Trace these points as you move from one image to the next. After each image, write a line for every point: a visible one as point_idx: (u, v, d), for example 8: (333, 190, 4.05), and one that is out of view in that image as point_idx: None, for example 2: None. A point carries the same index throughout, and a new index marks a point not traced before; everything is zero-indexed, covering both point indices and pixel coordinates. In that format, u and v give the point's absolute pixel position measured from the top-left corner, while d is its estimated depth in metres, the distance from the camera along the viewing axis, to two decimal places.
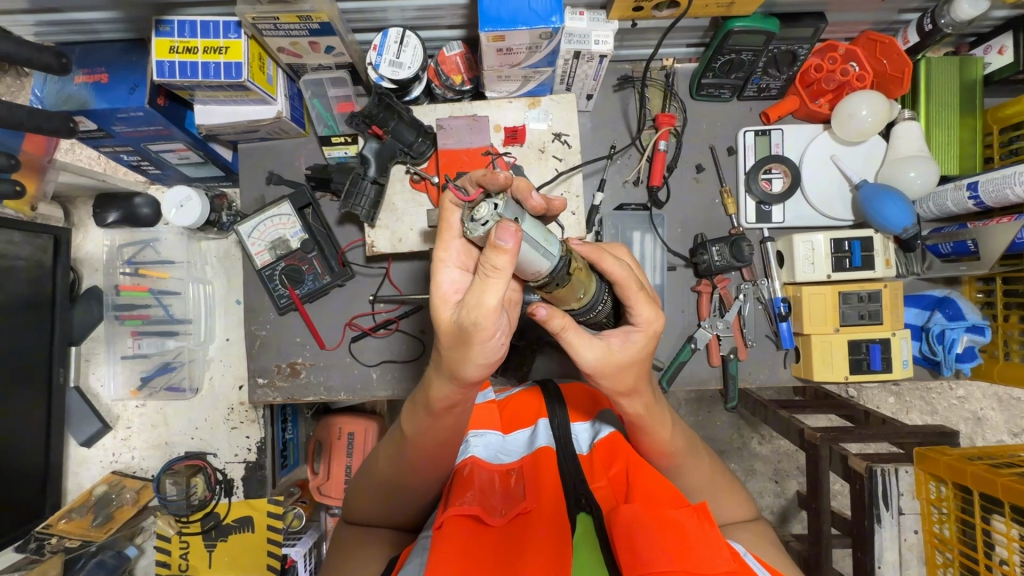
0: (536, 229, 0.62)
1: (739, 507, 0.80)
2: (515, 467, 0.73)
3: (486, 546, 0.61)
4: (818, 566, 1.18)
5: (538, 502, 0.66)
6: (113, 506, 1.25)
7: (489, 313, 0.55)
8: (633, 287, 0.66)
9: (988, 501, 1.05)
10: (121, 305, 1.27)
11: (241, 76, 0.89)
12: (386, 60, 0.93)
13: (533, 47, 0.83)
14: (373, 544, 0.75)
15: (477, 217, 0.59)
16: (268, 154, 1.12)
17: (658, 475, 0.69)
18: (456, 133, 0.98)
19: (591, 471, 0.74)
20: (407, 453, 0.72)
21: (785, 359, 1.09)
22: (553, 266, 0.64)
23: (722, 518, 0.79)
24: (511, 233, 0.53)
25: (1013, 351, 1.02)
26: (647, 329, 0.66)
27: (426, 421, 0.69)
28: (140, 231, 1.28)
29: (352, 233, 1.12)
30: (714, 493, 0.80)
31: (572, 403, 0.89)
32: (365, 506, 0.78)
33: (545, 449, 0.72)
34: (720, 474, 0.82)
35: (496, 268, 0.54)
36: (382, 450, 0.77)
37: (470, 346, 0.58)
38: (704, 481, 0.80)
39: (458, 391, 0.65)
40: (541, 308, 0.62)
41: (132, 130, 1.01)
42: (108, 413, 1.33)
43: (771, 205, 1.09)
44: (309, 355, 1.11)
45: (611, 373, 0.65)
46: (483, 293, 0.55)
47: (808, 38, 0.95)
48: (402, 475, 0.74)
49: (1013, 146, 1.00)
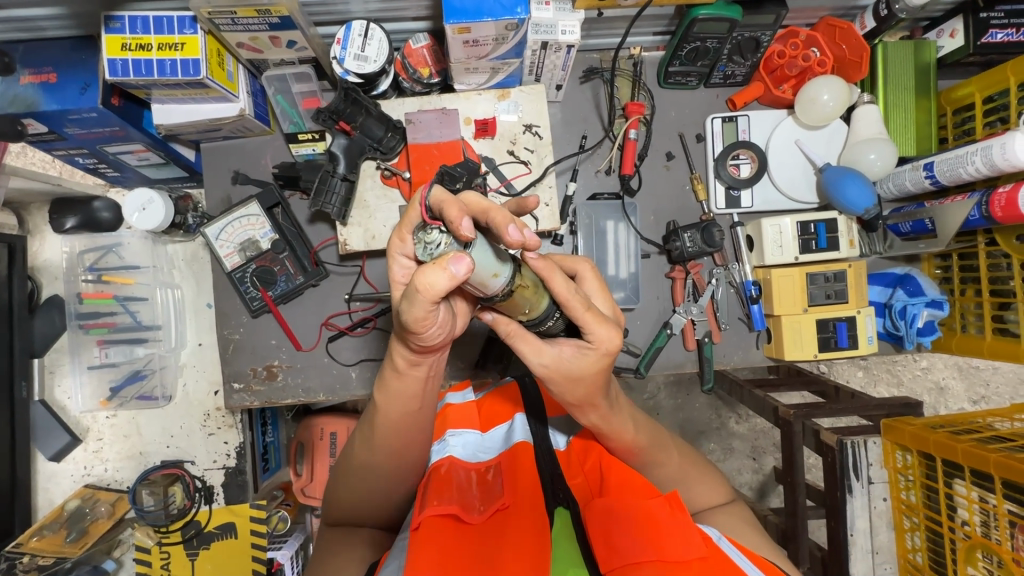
0: (478, 263, 0.56)
1: (715, 489, 0.83)
2: (491, 466, 0.75)
3: (469, 544, 0.62)
4: (795, 535, 1.23)
5: (515, 501, 0.67)
6: (88, 521, 1.20)
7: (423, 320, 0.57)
8: (583, 310, 0.63)
9: (950, 466, 1.11)
10: (85, 313, 1.24)
11: (200, 72, 0.86)
12: (351, 54, 0.92)
13: (500, 38, 0.82)
14: (357, 545, 0.75)
15: (427, 241, 0.56)
16: (232, 152, 1.09)
17: (628, 472, 0.74)
18: (427, 127, 0.96)
19: (568, 470, 0.78)
20: (379, 440, 0.73)
21: (757, 340, 1.12)
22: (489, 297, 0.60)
23: (699, 503, 0.82)
24: (465, 265, 0.53)
25: (970, 322, 1.06)
26: (599, 349, 0.65)
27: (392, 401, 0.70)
28: (102, 236, 1.22)
29: (324, 231, 1.09)
30: (686, 478, 0.82)
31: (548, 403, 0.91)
32: (344, 510, 0.77)
33: (522, 445, 0.73)
34: (693, 460, 0.84)
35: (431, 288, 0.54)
36: (353, 447, 0.76)
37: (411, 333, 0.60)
38: (674, 467, 0.81)
39: (422, 359, 0.67)
40: (488, 314, 0.67)
41: (85, 132, 0.98)
42: (77, 425, 1.28)
43: (739, 189, 1.11)
44: (286, 357, 1.10)
45: (561, 381, 0.67)
46: (417, 306, 0.56)
47: (771, 25, 0.96)
48: (377, 467, 0.74)
49: (966, 127, 1.04)
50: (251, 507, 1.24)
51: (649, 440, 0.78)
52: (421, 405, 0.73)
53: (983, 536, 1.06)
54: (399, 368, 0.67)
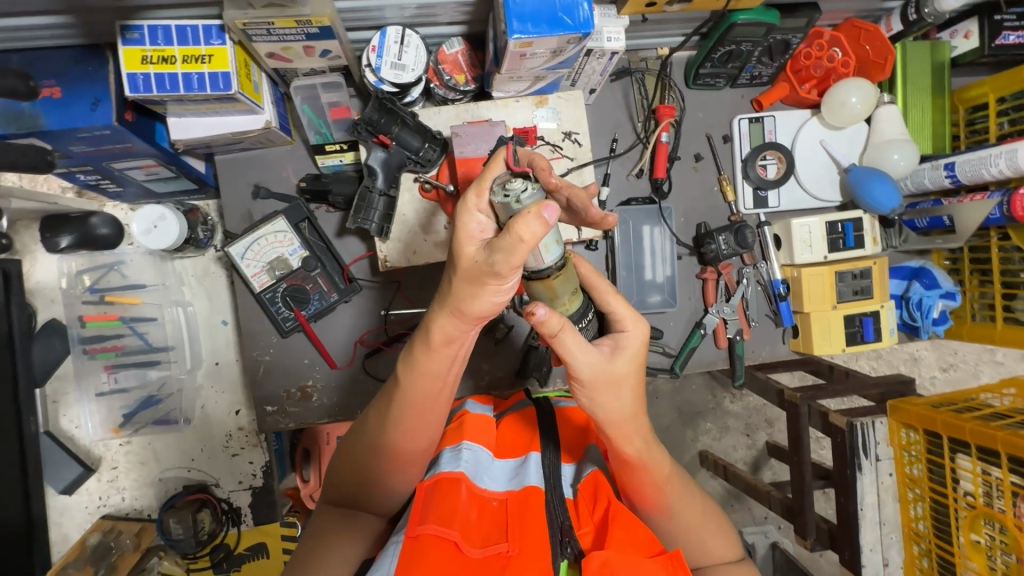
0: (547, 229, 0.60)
1: (727, 549, 0.77)
2: (497, 499, 0.69)
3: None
4: (801, 511, 1.27)
5: (520, 549, 0.61)
6: (115, 555, 1.13)
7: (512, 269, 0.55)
8: (611, 293, 0.71)
9: (954, 442, 1.18)
10: (88, 337, 1.14)
11: (230, 88, 0.80)
12: (387, 63, 0.87)
13: (557, 51, 0.79)
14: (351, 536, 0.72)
15: (507, 188, 0.55)
16: (249, 164, 1.03)
17: (636, 519, 0.66)
18: (473, 139, 0.89)
19: (576, 516, 0.69)
20: (393, 428, 0.69)
21: (783, 335, 1.16)
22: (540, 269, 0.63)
23: (711, 561, 0.76)
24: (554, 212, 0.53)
25: (976, 311, 1.13)
26: (634, 333, 0.69)
27: (413, 385, 0.67)
28: (104, 254, 1.13)
29: (355, 246, 1.06)
30: (703, 536, 0.76)
31: (564, 439, 0.82)
32: (347, 493, 0.73)
33: (535, 489, 0.68)
34: (712, 511, 0.77)
35: (530, 236, 0.53)
36: (366, 424, 0.73)
37: (484, 288, 0.58)
38: (691, 517, 0.75)
39: (460, 333, 0.64)
40: (541, 308, 0.62)
41: (92, 149, 0.90)
42: (89, 455, 1.21)
43: (767, 190, 1.13)
44: (320, 377, 1.06)
45: (604, 385, 0.66)
46: (510, 254, 0.54)
47: (802, 28, 0.97)
48: (385, 451, 0.70)
49: (976, 126, 1.09)
50: (281, 526, 1.23)
51: (668, 479, 0.73)
52: (443, 386, 0.69)
53: (986, 505, 1.13)
54: (431, 341, 0.64)
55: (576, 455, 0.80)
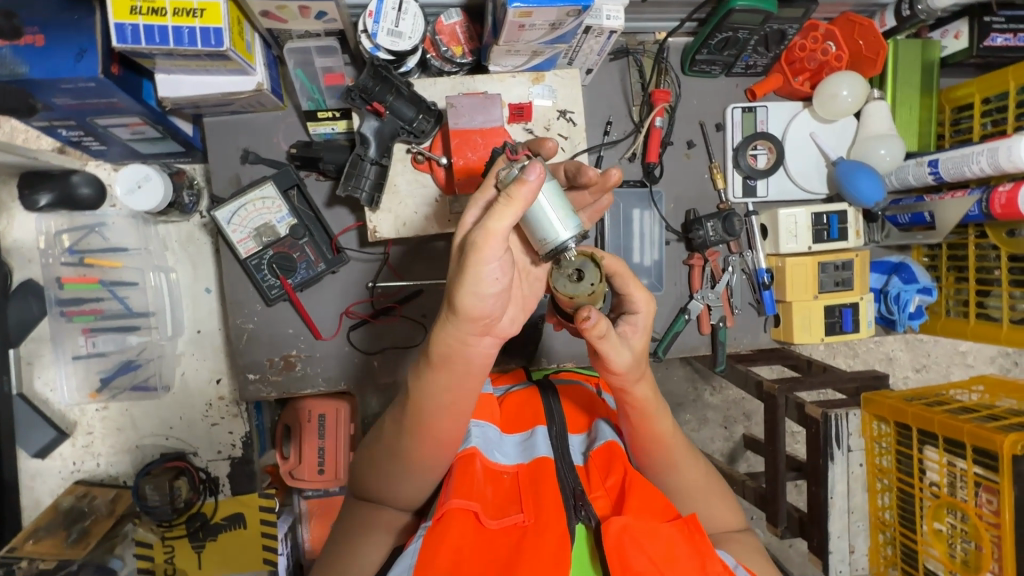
0: (553, 201, 0.61)
1: (732, 513, 0.81)
2: (508, 472, 0.73)
3: (483, 559, 0.62)
4: (775, 497, 1.31)
5: (535, 518, 0.65)
6: (88, 518, 1.14)
7: (493, 237, 0.54)
8: (629, 277, 0.71)
9: (923, 434, 1.21)
10: (66, 299, 1.13)
11: (222, 44, 0.78)
12: (384, 29, 0.86)
13: (556, 24, 0.79)
14: (377, 531, 0.75)
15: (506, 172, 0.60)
16: (239, 127, 1.01)
17: (649, 485, 0.70)
18: (467, 111, 0.88)
19: (588, 482, 0.73)
20: (416, 428, 0.70)
21: (765, 324, 1.18)
22: (562, 243, 0.62)
23: (715, 525, 0.80)
24: (538, 171, 0.55)
25: (951, 307, 1.16)
26: (647, 312, 0.72)
27: (434, 393, 0.67)
28: (84, 215, 1.13)
29: (345, 217, 1.04)
30: (709, 497, 0.80)
31: (569, 417, 0.88)
32: (371, 486, 0.75)
33: (544, 459, 0.72)
34: (715, 480, 0.82)
35: (512, 197, 0.54)
36: (389, 420, 0.74)
37: (478, 269, 0.55)
38: (695, 480, 0.80)
39: (459, 340, 0.62)
40: (591, 313, 0.64)
41: (76, 102, 0.87)
42: (63, 420, 1.19)
43: (756, 179, 1.14)
44: (304, 347, 1.06)
45: (631, 373, 0.71)
46: (492, 220, 0.55)
47: (799, 18, 0.98)
48: (410, 448, 0.71)
49: (961, 125, 1.11)
50: (260, 497, 1.21)
51: (672, 438, 0.79)
52: (461, 391, 0.68)
53: (950, 495, 1.17)
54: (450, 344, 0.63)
55: (580, 428, 0.86)
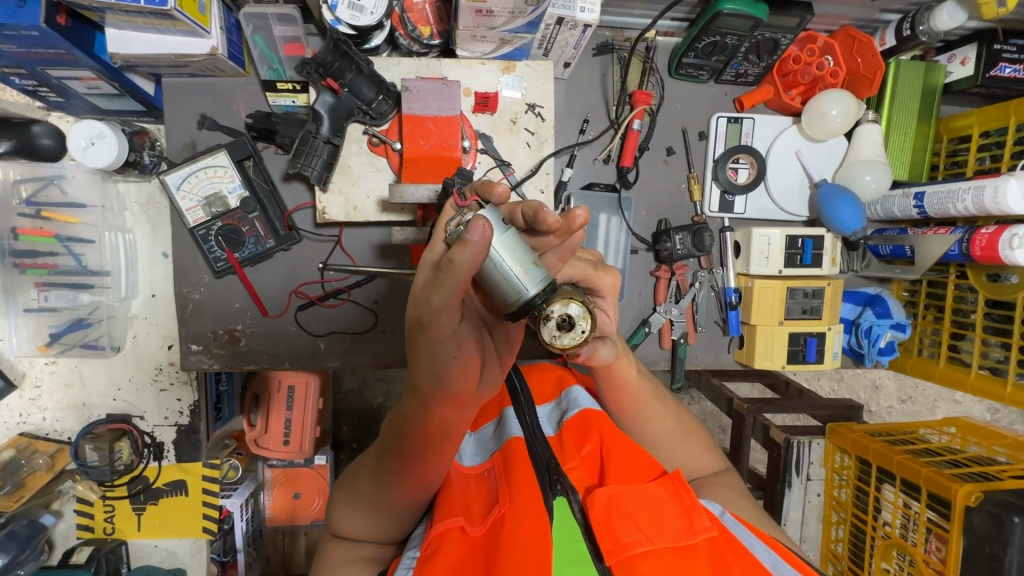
0: (514, 257, 0.52)
1: (714, 457, 0.79)
2: (489, 468, 0.67)
3: (469, 561, 0.55)
4: None
5: (510, 498, 0.58)
6: (24, 473, 1.14)
7: (444, 306, 0.50)
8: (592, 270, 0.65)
9: (882, 472, 1.13)
10: (21, 251, 1.10)
11: (166, 3, 0.74)
12: (346, 2, 0.82)
13: (516, 11, 0.76)
14: (362, 561, 0.68)
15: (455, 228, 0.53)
16: (199, 91, 0.98)
17: (630, 444, 0.65)
18: (424, 97, 0.86)
19: (561, 452, 0.67)
20: (396, 467, 0.63)
21: (729, 344, 1.15)
22: (529, 298, 0.52)
23: (698, 472, 0.78)
24: (482, 229, 0.47)
25: (925, 346, 1.11)
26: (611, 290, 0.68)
27: (411, 437, 0.60)
28: (43, 166, 1.08)
29: (300, 194, 1.02)
30: (689, 445, 0.78)
31: (537, 389, 0.81)
32: (350, 521, 0.69)
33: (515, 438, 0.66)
34: (692, 426, 0.80)
35: (453, 261, 0.48)
36: (371, 454, 0.67)
37: (431, 345, 0.53)
38: (676, 433, 0.77)
39: (439, 389, 0.57)
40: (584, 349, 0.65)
41: (24, 50, 0.84)
42: (13, 371, 1.18)
43: (734, 195, 1.09)
44: (250, 323, 1.04)
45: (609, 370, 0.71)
46: (438, 289, 0.50)
47: (793, 28, 0.93)
48: (391, 485, 0.64)
49: (957, 158, 1.05)
50: (204, 466, 1.24)
51: (644, 392, 0.74)
52: (446, 431, 0.61)
53: (901, 536, 1.08)
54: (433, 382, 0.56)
55: (550, 396, 0.80)
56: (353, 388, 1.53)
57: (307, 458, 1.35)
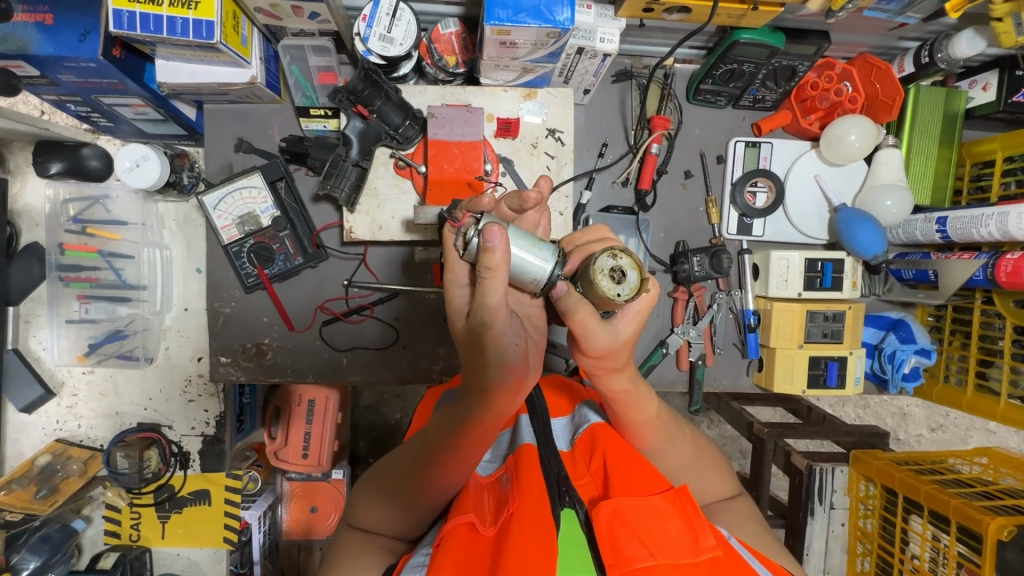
0: (522, 241, 0.63)
1: (725, 483, 0.78)
2: (502, 474, 0.69)
3: (475, 558, 0.56)
4: None
5: (518, 504, 0.59)
6: (58, 478, 1.20)
7: (494, 309, 0.58)
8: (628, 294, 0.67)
9: (909, 502, 1.09)
10: (66, 265, 1.17)
11: (212, 37, 0.79)
12: (376, 34, 0.86)
13: (539, 44, 0.80)
14: (376, 552, 0.69)
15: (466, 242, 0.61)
16: (237, 117, 1.04)
17: (638, 460, 0.65)
18: (449, 123, 0.91)
19: (573, 468, 0.69)
20: (437, 459, 0.66)
21: (748, 367, 1.14)
22: (551, 272, 0.63)
23: (708, 496, 0.77)
24: (497, 232, 0.55)
25: (952, 372, 1.08)
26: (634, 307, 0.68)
27: (460, 428, 0.64)
28: (89, 186, 1.14)
29: (328, 214, 1.06)
30: (699, 469, 0.78)
31: (551, 404, 0.83)
32: (370, 512, 0.71)
33: (527, 446, 0.67)
34: (704, 450, 0.79)
35: (489, 266, 0.56)
36: (406, 450, 0.70)
37: (495, 340, 0.59)
38: (685, 454, 0.77)
39: (494, 389, 0.62)
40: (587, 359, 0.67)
41: (81, 80, 0.91)
42: (52, 379, 1.24)
43: (753, 217, 1.10)
44: (277, 337, 1.07)
45: (625, 404, 0.70)
46: (487, 294, 0.57)
47: (811, 56, 0.94)
48: (427, 479, 0.66)
49: (981, 182, 1.04)
50: (227, 476, 1.26)
51: (658, 416, 0.73)
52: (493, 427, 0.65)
53: (930, 571, 1.04)
54: (489, 381, 0.61)
55: (564, 411, 0.82)
56: (371, 404, 1.55)
57: (325, 472, 1.36)
